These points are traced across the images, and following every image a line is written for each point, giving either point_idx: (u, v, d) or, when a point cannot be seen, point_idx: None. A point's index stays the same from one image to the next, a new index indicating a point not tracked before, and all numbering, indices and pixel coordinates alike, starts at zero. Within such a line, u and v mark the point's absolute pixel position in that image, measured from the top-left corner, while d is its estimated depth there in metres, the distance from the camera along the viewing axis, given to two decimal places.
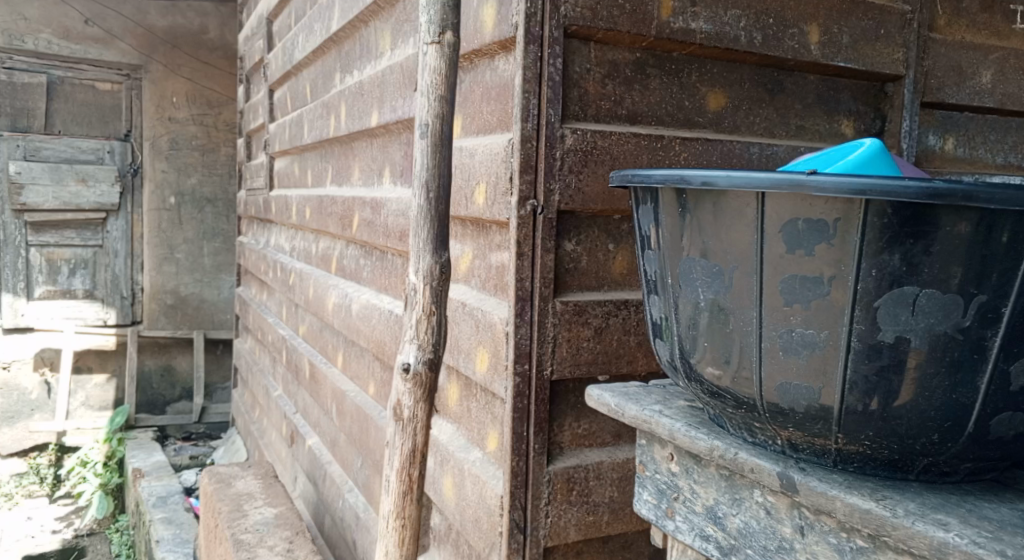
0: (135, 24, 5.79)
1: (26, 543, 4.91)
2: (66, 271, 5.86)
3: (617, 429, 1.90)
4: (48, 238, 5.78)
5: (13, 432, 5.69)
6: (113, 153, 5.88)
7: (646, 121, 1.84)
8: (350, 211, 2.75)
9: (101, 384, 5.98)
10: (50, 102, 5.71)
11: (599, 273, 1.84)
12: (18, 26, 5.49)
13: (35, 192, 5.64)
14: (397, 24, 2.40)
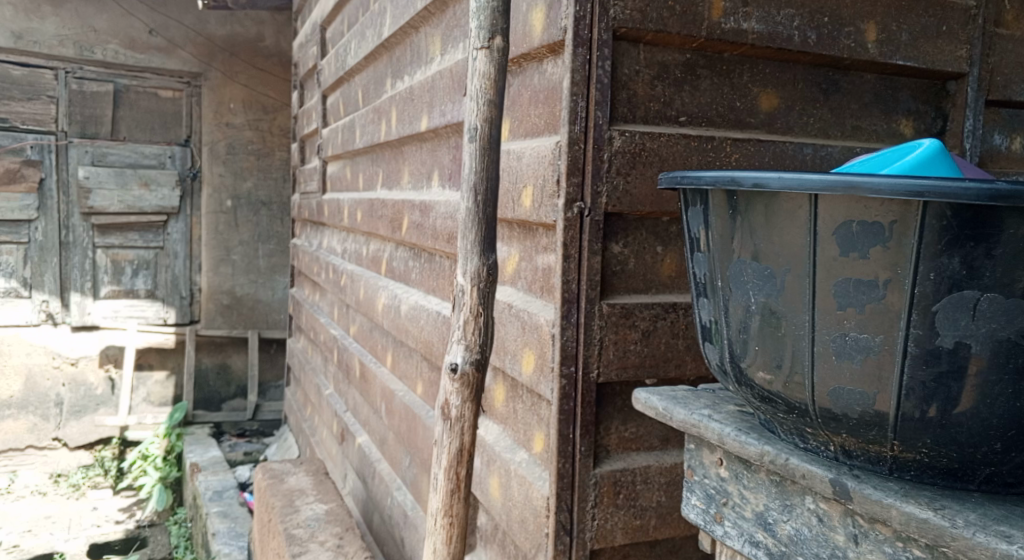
0: (195, 33, 5.88)
1: (89, 530, 5.06)
2: (130, 272, 6.00)
3: (665, 433, 1.89)
4: (113, 239, 5.93)
5: (81, 426, 5.87)
6: (174, 157, 6.02)
7: (696, 122, 1.82)
8: (400, 213, 2.77)
9: (161, 380, 6.10)
10: (116, 110, 5.85)
11: (647, 276, 1.83)
12: (88, 36, 5.63)
13: (101, 196, 5.80)
14: (446, 29, 2.42)
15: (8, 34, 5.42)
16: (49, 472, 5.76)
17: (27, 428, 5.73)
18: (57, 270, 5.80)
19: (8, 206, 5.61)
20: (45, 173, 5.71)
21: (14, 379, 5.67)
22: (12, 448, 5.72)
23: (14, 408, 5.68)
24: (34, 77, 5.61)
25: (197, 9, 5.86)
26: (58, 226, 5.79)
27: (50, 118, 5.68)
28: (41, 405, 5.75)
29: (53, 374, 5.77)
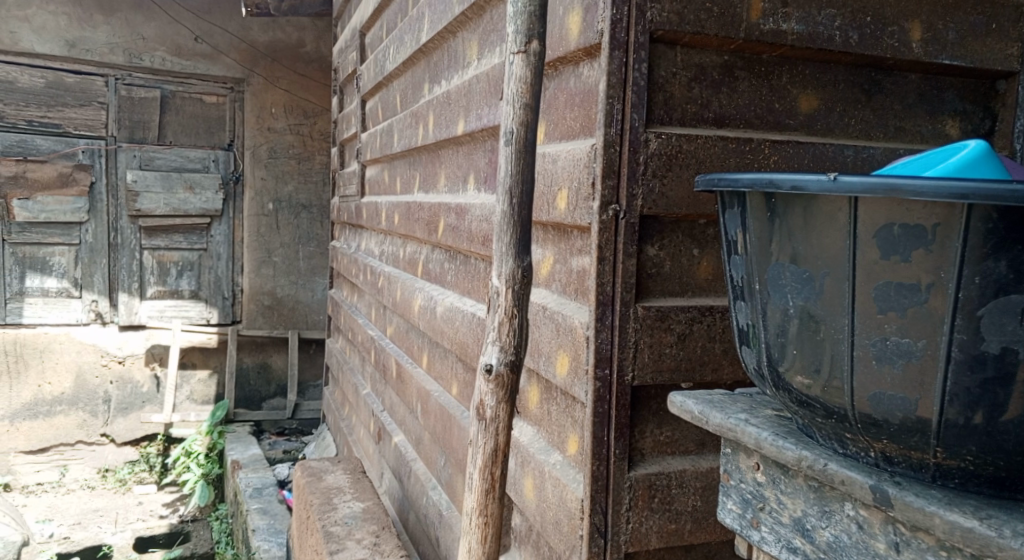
0: (239, 39, 5.96)
1: (135, 524, 5.18)
2: (174, 273, 6.07)
3: (701, 437, 1.87)
4: (159, 241, 6.00)
5: (127, 422, 5.98)
6: (217, 161, 6.09)
7: (734, 124, 1.81)
8: (436, 216, 2.78)
9: (203, 379, 6.18)
10: (163, 115, 5.93)
11: (683, 279, 1.81)
12: (136, 44, 5.73)
13: (148, 199, 5.88)
14: (483, 34, 2.42)
15: (61, 42, 5.54)
16: (97, 468, 5.87)
17: (77, 423, 5.86)
18: (105, 270, 5.89)
19: (60, 209, 5.72)
20: (95, 177, 5.81)
21: (65, 376, 5.79)
22: (62, 443, 5.85)
23: (64, 404, 5.80)
24: (85, 84, 5.71)
25: (240, 16, 5.94)
26: (107, 228, 5.88)
27: (100, 124, 5.78)
28: (90, 401, 5.86)
29: (102, 372, 5.89)
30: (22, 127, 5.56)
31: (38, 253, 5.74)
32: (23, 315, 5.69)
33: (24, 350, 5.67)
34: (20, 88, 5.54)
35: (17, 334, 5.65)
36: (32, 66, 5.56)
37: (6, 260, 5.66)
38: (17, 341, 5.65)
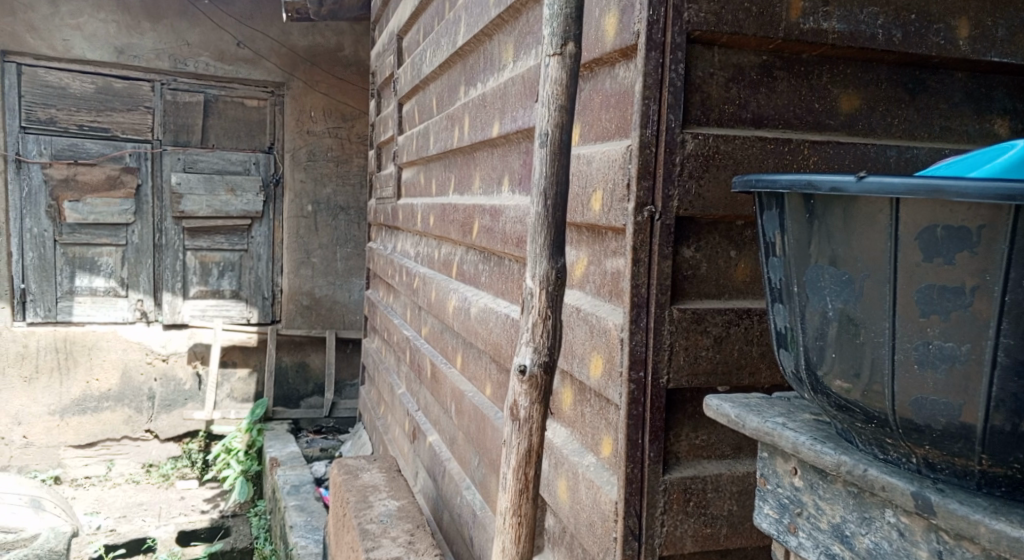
0: (279, 44, 6.02)
1: (177, 518, 5.26)
2: (216, 273, 6.14)
3: (738, 442, 1.85)
4: (202, 242, 6.07)
5: (170, 418, 6.07)
6: (259, 164, 6.14)
7: (772, 124, 1.79)
8: (471, 218, 2.78)
9: (243, 377, 6.24)
10: (206, 119, 6.01)
11: (720, 281, 1.80)
12: (181, 50, 5.82)
13: (192, 201, 5.96)
14: (520, 37, 2.42)
15: (110, 49, 5.65)
16: (141, 463, 6.01)
17: (123, 419, 5.95)
18: (151, 270, 5.97)
19: (107, 210, 5.80)
20: (142, 180, 5.88)
21: (111, 372, 5.88)
22: (109, 438, 5.94)
23: (111, 400, 5.90)
24: (133, 89, 5.81)
25: (281, 21, 6.00)
26: (153, 229, 5.95)
27: (147, 128, 5.86)
28: (135, 398, 5.95)
29: (147, 369, 5.97)
30: (73, 131, 5.68)
31: (87, 253, 5.83)
32: (73, 313, 5.80)
33: (73, 347, 5.77)
34: (72, 94, 5.67)
35: (66, 331, 5.75)
36: (83, 72, 5.68)
37: (57, 260, 5.76)
38: (67, 338, 5.75)
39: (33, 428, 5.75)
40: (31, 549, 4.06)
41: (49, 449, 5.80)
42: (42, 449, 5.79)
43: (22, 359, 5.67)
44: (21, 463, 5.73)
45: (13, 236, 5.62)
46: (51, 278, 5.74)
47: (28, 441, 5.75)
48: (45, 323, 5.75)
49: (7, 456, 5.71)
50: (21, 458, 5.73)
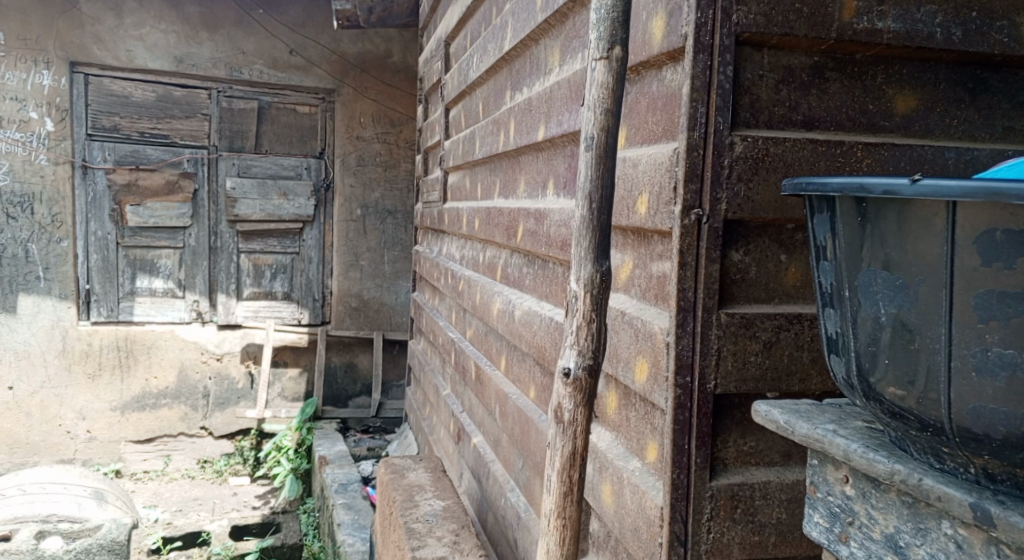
0: (330, 51, 6.09)
1: (230, 513, 5.35)
2: (269, 275, 6.20)
3: (787, 449, 1.83)
4: (255, 245, 6.14)
5: (224, 416, 6.17)
6: (310, 169, 6.20)
7: (823, 126, 1.76)
8: (515, 221, 2.78)
9: (294, 376, 6.31)
10: (260, 125, 6.09)
11: (770, 285, 1.77)
12: (236, 58, 5.92)
13: (245, 205, 6.04)
14: (566, 41, 2.41)
15: (170, 58, 5.76)
16: (196, 458, 6.11)
17: (179, 416, 6.06)
18: (207, 272, 6.04)
19: (167, 214, 5.91)
20: (198, 184, 5.97)
21: (169, 371, 5.99)
22: (167, 434, 6.06)
23: (168, 398, 6.01)
24: (191, 97, 5.91)
25: (332, 29, 6.07)
26: (208, 231, 6.03)
27: (203, 134, 5.95)
28: (191, 396, 6.06)
29: (202, 368, 6.07)
30: (135, 138, 5.81)
31: (147, 255, 5.94)
32: (134, 314, 5.92)
33: (133, 346, 5.89)
34: (134, 102, 5.79)
35: (127, 331, 5.87)
36: (145, 81, 5.80)
37: (119, 262, 5.88)
38: (128, 337, 5.88)
39: (96, 423, 5.89)
40: (95, 539, 4.15)
41: (110, 443, 5.94)
42: (104, 444, 5.93)
43: (86, 356, 5.80)
44: (85, 457, 5.89)
45: (79, 239, 5.74)
46: (114, 279, 5.86)
47: (91, 435, 5.90)
48: (108, 322, 5.86)
49: (71, 450, 5.86)
50: (85, 452, 5.89)
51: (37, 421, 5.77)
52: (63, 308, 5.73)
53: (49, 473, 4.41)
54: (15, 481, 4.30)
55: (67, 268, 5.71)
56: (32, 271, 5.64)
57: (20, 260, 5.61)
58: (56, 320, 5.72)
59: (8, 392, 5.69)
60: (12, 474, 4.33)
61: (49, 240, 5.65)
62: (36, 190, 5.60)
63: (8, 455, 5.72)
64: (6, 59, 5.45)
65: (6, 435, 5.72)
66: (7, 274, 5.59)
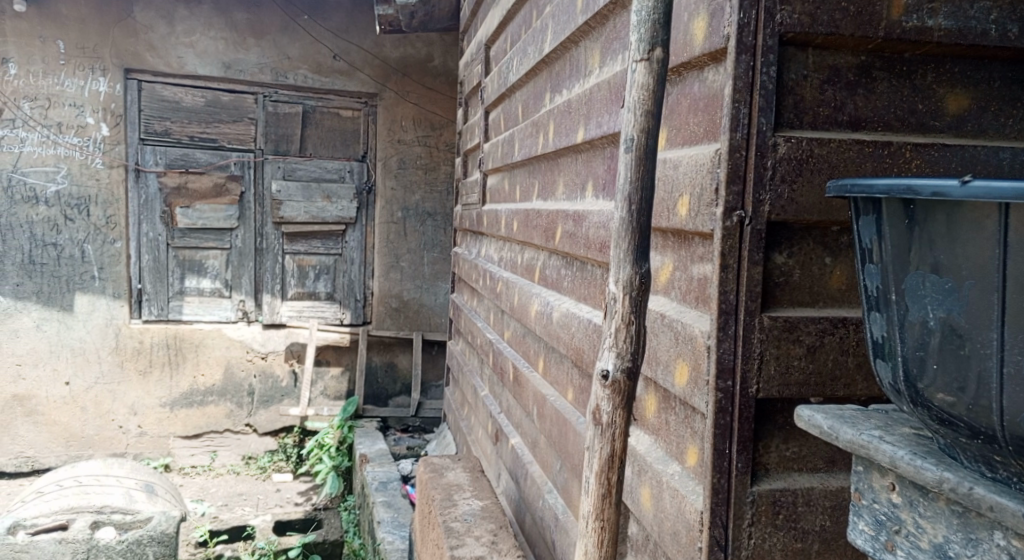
0: (372, 56, 6.13)
1: (274, 509, 5.40)
2: (313, 276, 6.24)
3: (831, 455, 1.79)
4: (300, 247, 6.17)
5: (268, 414, 6.23)
6: (353, 172, 6.23)
7: (870, 126, 1.73)
8: (554, 223, 2.77)
9: (336, 375, 6.35)
10: (305, 129, 6.13)
11: (814, 288, 1.74)
12: (282, 64, 5.97)
13: (290, 208, 6.09)
14: (607, 42, 2.40)
15: (218, 64, 5.85)
16: (241, 454, 6.18)
17: (225, 413, 6.14)
18: (252, 273, 6.11)
19: (215, 216, 5.99)
20: (245, 187, 6.04)
21: (215, 369, 6.07)
22: (213, 430, 6.14)
23: (215, 395, 6.10)
24: (238, 101, 5.98)
25: (375, 33, 6.11)
26: (255, 233, 6.10)
27: (250, 137, 6.02)
28: (236, 393, 6.13)
29: (247, 366, 6.14)
30: (185, 142, 5.89)
31: (195, 256, 6.02)
32: (182, 313, 6.01)
33: (182, 344, 5.97)
34: (185, 107, 5.88)
35: (176, 330, 5.95)
36: (195, 87, 5.88)
37: (169, 262, 5.96)
38: (177, 336, 5.96)
39: (147, 419, 5.99)
40: (146, 530, 4.15)
41: (160, 439, 6.04)
42: (154, 439, 6.03)
43: (138, 354, 5.90)
44: (136, 451, 6.00)
45: (132, 240, 5.85)
46: (164, 279, 5.95)
47: (142, 430, 6.00)
48: (158, 321, 5.96)
49: (123, 444, 5.97)
50: (136, 446, 6.00)
51: (91, 415, 5.89)
52: (117, 307, 5.85)
53: (100, 467, 4.57)
54: (68, 475, 4.45)
55: (120, 268, 5.83)
56: (87, 271, 5.76)
57: (76, 260, 5.73)
58: (109, 319, 5.84)
59: (64, 387, 5.82)
60: (65, 468, 4.48)
61: (104, 241, 5.77)
62: (92, 193, 5.73)
63: (64, 448, 5.86)
64: (65, 66, 5.60)
65: (62, 429, 5.85)
66: (64, 274, 5.73)
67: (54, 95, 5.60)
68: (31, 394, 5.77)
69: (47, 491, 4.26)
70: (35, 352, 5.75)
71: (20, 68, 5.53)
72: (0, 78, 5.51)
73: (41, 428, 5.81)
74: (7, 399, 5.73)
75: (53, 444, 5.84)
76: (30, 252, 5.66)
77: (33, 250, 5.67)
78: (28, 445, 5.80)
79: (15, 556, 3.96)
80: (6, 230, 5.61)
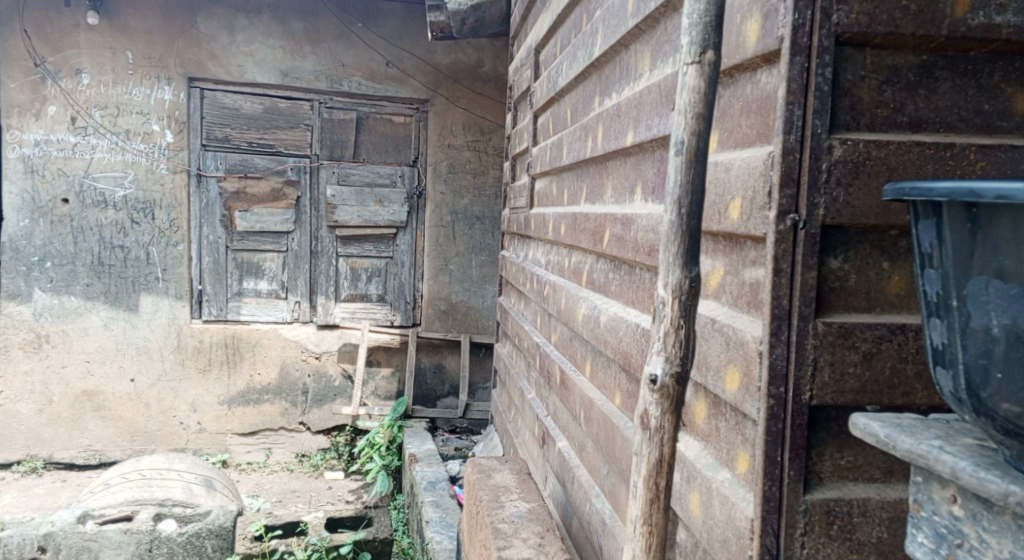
0: (424, 62, 6.16)
1: (326, 506, 5.45)
2: (364, 278, 6.29)
3: (888, 465, 1.74)
4: (353, 249, 6.23)
5: (321, 413, 6.29)
6: (404, 177, 6.26)
7: (931, 128, 1.68)
8: (602, 226, 2.74)
9: (387, 376, 6.37)
10: (358, 135, 6.18)
11: (871, 294, 1.70)
12: (337, 71, 6.04)
13: (344, 212, 6.15)
14: (657, 45, 2.38)
15: (276, 72, 5.94)
16: (295, 452, 6.24)
17: (280, 411, 6.21)
18: (308, 274, 6.17)
19: (272, 220, 6.05)
20: (301, 192, 6.10)
21: (271, 368, 6.15)
22: (268, 428, 6.22)
23: (270, 394, 6.18)
24: (295, 108, 6.04)
25: (426, 40, 6.15)
26: (310, 236, 6.16)
27: (306, 144, 6.08)
28: (291, 392, 6.21)
29: (302, 366, 6.21)
30: (244, 148, 5.97)
31: (253, 259, 6.09)
32: (241, 313, 6.10)
33: (240, 343, 6.07)
34: (244, 114, 5.96)
35: (234, 330, 6.05)
36: (253, 94, 5.97)
37: (228, 264, 6.05)
38: (235, 336, 6.05)
39: (206, 416, 6.10)
40: (204, 523, 4.22)
41: (218, 435, 6.14)
42: (212, 435, 6.13)
43: (198, 353, 6.01)
44: (195, 447, 6.11)
45: (193, 243, 5.95)
46: (223, 280, 6.04)
47: (201, 427, 6.11)
48: (217, 321, 6.07)
49: (183, 440, 6.09)
50: (195, 442, 6.11)
51: (154, 412, 6.02)
52: (178, 308, 5.96)
53: (162, 461, 4.66)
54: (133, 468, 4.55)
55: (182, 269, 5.94)
56: (152, 272, 5.90)
57: (142, 262, 5.88)
58: (171, 318, 5.96)
59: (129, 384, 5.96)
60: (129, 461, 4.59)
61: (167, 243, 5.90)
62: (157, 198, 5.86)
63: (128, 443, 6.00)
64: (133, 75, 5.75)
65: (127, 424, 5.99)
66: (131, 274, 5.87)
67: (122, 103, 5.76)
68: (99, 390, 5.92)
69: (113, 483, 4.36)
70: (102, 349, 5.90)
71: (92, 78, 5.70)
72: (73, 89, 5.68)
73: (107, 422, 5.96)
74: (76, 394, 5.89)
75: (118, 438, 5.98)
76: (99, 254, 5.82)
77: (101, 252, 5.82)
78: (95, 439, 5.95)
79: (83, 544, 4.05)
80: (77, 232, 5.77)
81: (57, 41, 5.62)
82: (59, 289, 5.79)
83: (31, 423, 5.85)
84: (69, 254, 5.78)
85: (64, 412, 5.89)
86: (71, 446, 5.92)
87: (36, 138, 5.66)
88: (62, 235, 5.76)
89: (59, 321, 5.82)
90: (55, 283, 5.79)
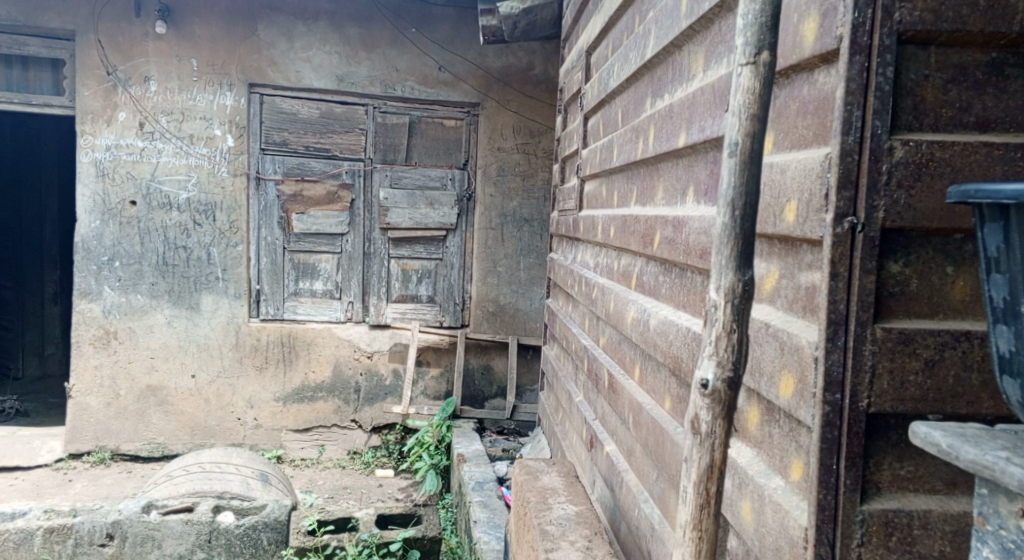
0: (475, 66, 6.17)
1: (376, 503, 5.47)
2: (415, 279, 6.31)
3: (952, 477, 1.68)
4: (404, 251, 6.26)
5: (372, 411, 6.33)
6: (454, 179, 6.26)
7: (1000, 128, 1.62)
8: (653, 229, 2.71)
9: (436, 376, 6.38)
10: (411, 138, 6.21)
11: (933, 299, 1.64)
12: (391, 76, 6.07)
13: (396, 214, 6.18)
14: (711, 46, 2.34)
15: (332, 77, 6.00)
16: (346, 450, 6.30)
17: (333, 409, 6.27)
18: (361, 275, 6.22)
19: (327, 222, 6.11)
20: (355, 195, 6.15)
21: (324, 367, 6.21)
22: (321, 425, 6.27)
23: (324, 392, 6.24)
24: (350, 112, 6.10)
25: (478, 44, 6.16)
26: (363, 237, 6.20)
27: (360, 147, 6.13)
28: (344, 391, 6.26)
29: (354, 365, 6.25)
30: (300, 151, 6.04)
31: (308, 259, 6.16)
32: (297, 313, 6.17)
33: (295, 342, 6.14)
34: (301, 118, 6.03)
35: (290, 329, 6.12)
36: (310, 98, 6.04)
37: (285, 265, 6.12)
38: (291, 335, 6.13)
39: (263, 412, 6.18)
40: (260, 516, 4.23)
41: (273, 431, 6.21)
42: (268, 431, 6.20)
43: (255, 351, 6.10)
44: (252, 442, 6.19)
45: (252, 243, 6.04)
46: (280, 281, 6.12)
47: (258, 423, 6.18)
48: (274, 321, 6.14)
49: (240, 435, 6.17)
50: (252, 438, 6.19)
51: (213, 407, 6.11)
52: (237, 307, 6.05)
53: (220, 455, 4.77)
54: (193, 461, 4.65)
55: (241, 269, 6.03)
56: (212, 272, 6.00)
57: (203, 262, 5.98)
58: (230, 317, 6.05)
59: (191, 380, 6.06)
60: (190, 455, 4.69)
61: (227, 244, 5.99)
62: (218, 199, 5.95)
63: (189, 437, 6.09)
64: (197, 82, 5.85)
65: (188, 419, 6.09)
66: (193, 274, 5.98)
67: (186, 109, 5.86)
68: (163, 385, 6.03)
69: (175, 476, 4.46)
70: (166, 346, 6.01)
71: (160, 85, 5.81)
72: (142, 95, 5.79)
73: (170, 417, 6.06)
74: (141, 389, 6.00)
75: (180, 432, 6.08)
76: (164, 254, 5.93)
77: (166, 252, 5.94)
78: (159, 432, 6.06)
79: (147, 533, 4.12)
80: (144, 233, 5.89)
81: (127, 50, 5.75)
82: (126, 288, 5.92)
83: (99, 416, 5.98)
84: (136, 254, 5.90)
85: (130, 406, 6.00)
86: (136, 439, 6.04)
87: (108, 143, 5.79)
88: (129, 236, 5.88)
89: (126, 319, 5.94)
90: (123, 283, 5.91)
